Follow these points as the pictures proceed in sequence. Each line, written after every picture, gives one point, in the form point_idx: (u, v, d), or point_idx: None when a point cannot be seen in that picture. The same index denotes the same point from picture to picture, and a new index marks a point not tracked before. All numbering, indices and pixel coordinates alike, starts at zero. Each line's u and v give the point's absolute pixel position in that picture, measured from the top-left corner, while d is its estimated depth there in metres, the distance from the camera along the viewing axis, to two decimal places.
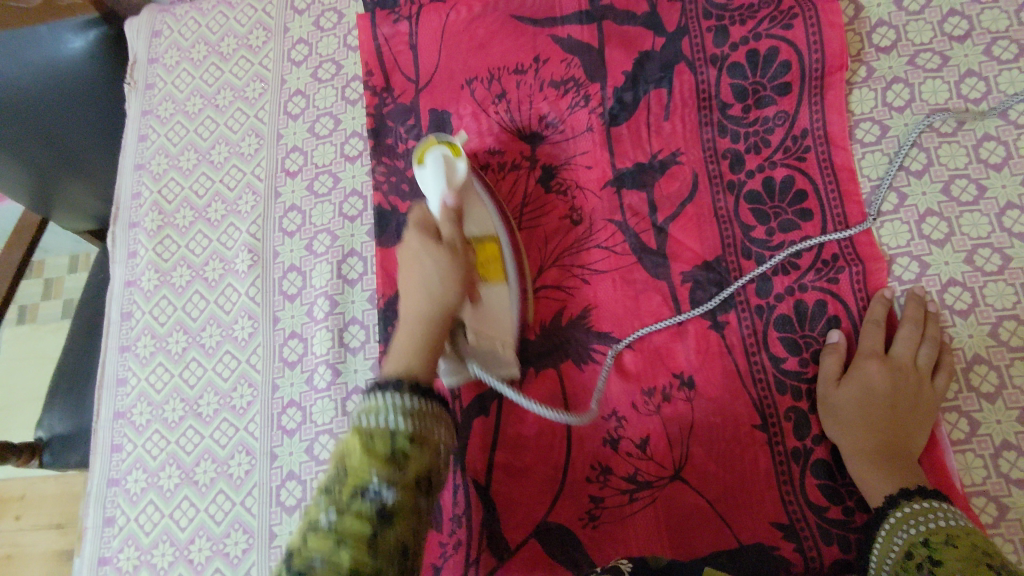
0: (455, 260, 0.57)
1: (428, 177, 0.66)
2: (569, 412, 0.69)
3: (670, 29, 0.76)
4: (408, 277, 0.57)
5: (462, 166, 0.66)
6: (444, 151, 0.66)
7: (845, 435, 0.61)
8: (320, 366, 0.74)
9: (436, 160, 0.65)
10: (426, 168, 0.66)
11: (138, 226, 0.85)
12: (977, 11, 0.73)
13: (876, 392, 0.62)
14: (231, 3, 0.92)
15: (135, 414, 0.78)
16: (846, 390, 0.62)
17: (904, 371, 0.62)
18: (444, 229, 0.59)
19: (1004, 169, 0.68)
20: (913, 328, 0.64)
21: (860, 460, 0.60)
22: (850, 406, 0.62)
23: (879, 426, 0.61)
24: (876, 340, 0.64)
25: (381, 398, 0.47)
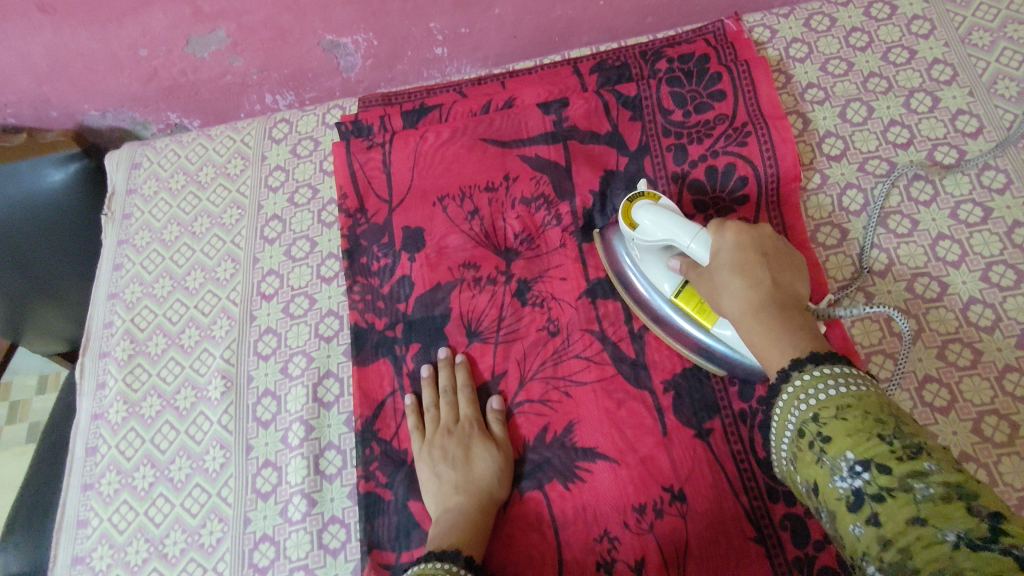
0: (746, 284, 0.57)
1: (647, 232, 0.64)
2: (559, 534, 0.65)
3: (632, 148, 0.80)
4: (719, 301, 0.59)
5: (665, 200, 0.67)
6: (647, 201, 0.65)
7: (745, 322, 0.56)
8: (295, 496, 0.71)
9: (648, 213, 0.64)
10: (642, 226, 0.64)
11: (108, 356, 0.84)
12: (915, 121, 0.78)
13: (770, 258, 0.59)
14: (210, 135, 0.96)
15: (95, 558, 0.73)
16: (736, 262, 0.58)
17: (784, 252, 0.60)
18: (718, 250, 0.59)
19: (962, 265, 0.70)
20: (736, 241, 0.59)
21: (756, 344, 0.55)
22: (738, 287, 0.57)
23: (777, 306, 0.55)
24: (755, 232, 0.60)
25: (435, 566, 0.58)
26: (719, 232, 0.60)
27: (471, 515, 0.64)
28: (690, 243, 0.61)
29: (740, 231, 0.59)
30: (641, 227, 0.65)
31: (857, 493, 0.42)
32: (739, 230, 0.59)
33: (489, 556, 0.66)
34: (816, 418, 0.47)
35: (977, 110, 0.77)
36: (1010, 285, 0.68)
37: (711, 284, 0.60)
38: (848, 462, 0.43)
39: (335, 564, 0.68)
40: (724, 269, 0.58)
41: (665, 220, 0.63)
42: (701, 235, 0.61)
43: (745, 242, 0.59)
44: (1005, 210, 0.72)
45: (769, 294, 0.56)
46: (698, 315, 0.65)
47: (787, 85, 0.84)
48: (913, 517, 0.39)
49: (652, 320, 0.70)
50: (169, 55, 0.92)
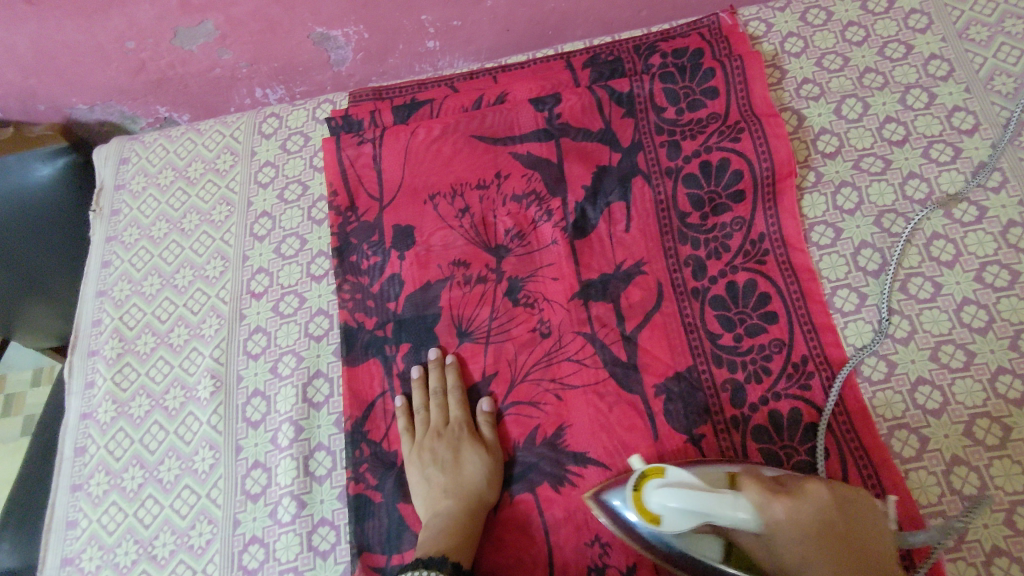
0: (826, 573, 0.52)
1: (673, 522, 0.54)
2: (549, 536, 0.65)
3: (625, 145, 0.79)
4: None
5: (675, 473, 0.56)
6: (657, 479, 0.56)
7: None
8: (284, 498, 0.71)
9: (660, 506, 0.54)
10: (659, 513, 0.54)
11: (97, 354, 0.83)
12: (912, 118, 0.77)
13: (831, 518, 0.52)
14: (200, 130, 0.95)
15: (85, 559, 0.72)
16: (800, 541, 0.52)
17: (845, 495, 0.54)
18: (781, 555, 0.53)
19: (955, 265, 0.69)
20: (795, 520, 0.52)
21: None
22: (824, 574, 0.52)
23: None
24: (811, 516, 0.52)
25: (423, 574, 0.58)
26: (766, 506, 0.52)
27: (461, 519, 0.64)
28: (733, 515, 0.52)
29: (793, 504, 0.52)
30: (664, 521, 0.54)
31: None
32: (795, 509, 0.52)
33: (480, 558, 0.66)
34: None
35: (973, 106, 0.76)
36: (1004, 286, 0.67)
37: (775, 559, 0.53)
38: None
39: (324, 566, 0.67)
40: (797, 557, 0.52)
41: (693, 513, 0.53)
42: (743, 506, 0.52)
43: (805, 522, 0.52)
44: (1001, 209, 0.71)
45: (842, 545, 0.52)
46: (741, 564, 0.56)
47: (782, 81, 0.83)
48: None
49: (647, 553, 0.59)
50: (157, 48, 0.90)
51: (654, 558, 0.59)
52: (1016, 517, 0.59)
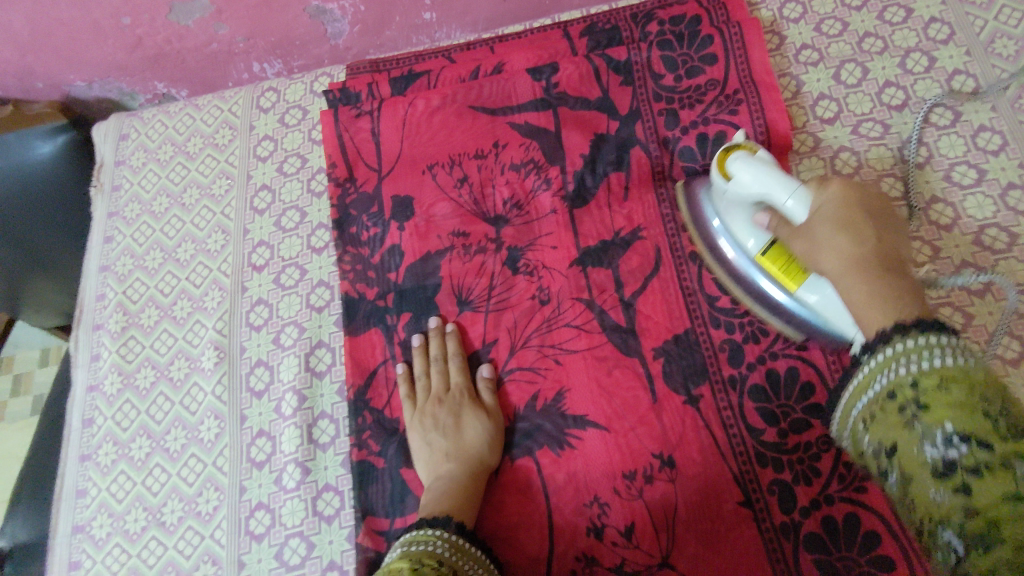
0: (852, 250, 0.54)
1: (742, 182, 0.62)
2: (549, 499, 0.66)
3: (623, 113, 0.79)
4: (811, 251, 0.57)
5: (762, 152, 0.63)
6: (743, 151, 0.64)
7: (847, 279, 0.54)
8: (289, 465, 0.72)
9: (740, 160, 0.62)
10: (738, 176, 0.62)
11: (101, 329, 0.84)
12: (911, 82, 0.77)
13: (868, 201, 0.56)
14: (198, 105, 0.95)
15: (95, 527, 0.74)
16: (836, 213, 0.55)
17: (885, 208, 0.57)
18: (819, 210, 0.56)
19: (954, 229, 0.70)
20: (843, 197, 0.56)
21: (852, 303, 0.54)
22: (835, 246, 0.55)
23: (875, 261, 0.53)
24: (859, 200, 0.56)
25: (427, 533, 0.59)
26: (821, 187, 0.57)
27: (463, 481, 0.65)
28: (787, 200, 0.59)
29: (845, 186, 0.56)
30: (734, 178, 0.63)
31: (950, 464, 0.40)
32: (844, 188, 0.56)
33: (480, 522, 0.67)
34: (915, 390, 0.45)
35: (973, 70, 0.76)
36: (1002, 249, 0.68)
37: (806, 249, 0.57)
38: (944, 433, 0.41)
39: (329, 531, 0.69)
40: (825, 224, 0.55)
41: (760, 165, 0.61)
42: (804, 188, 0.58)
43: (848, 197, 0.56)
44: (1000, 172, 0.71)
45: (874, 228, 0.55)
46: (780, 278, 0.64)
47: (780, 47, 0.82)
48: (1012, 493, 0.37)
49: (744, 291, 0.68)
50: (154, 23, 0.90)
51: (756, 307, 0.67)
52: None
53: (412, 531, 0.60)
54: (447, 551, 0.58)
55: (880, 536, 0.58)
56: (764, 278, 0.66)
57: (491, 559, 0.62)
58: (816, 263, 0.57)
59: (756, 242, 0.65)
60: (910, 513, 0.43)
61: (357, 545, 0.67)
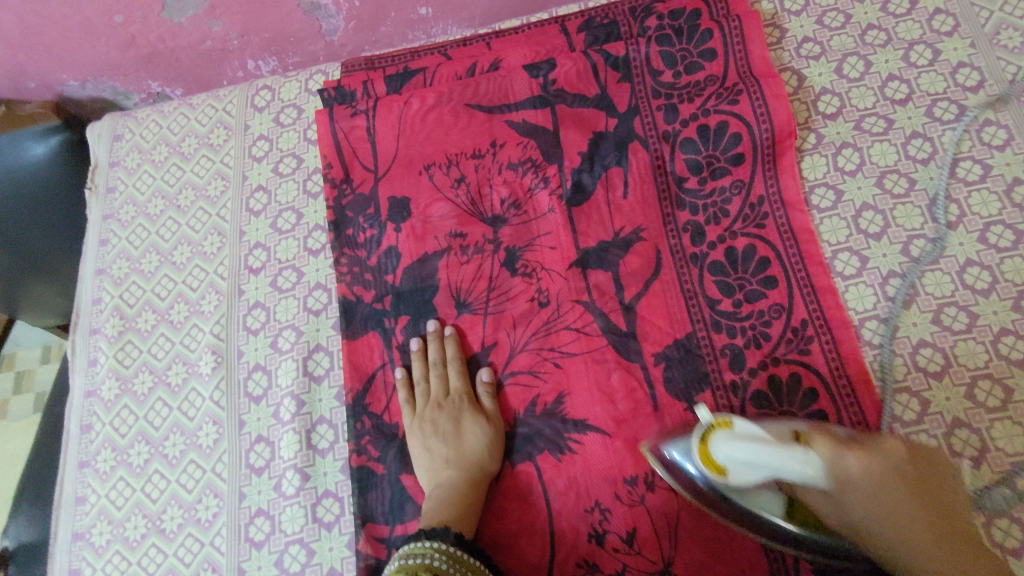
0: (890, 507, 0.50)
1: (742, 475, 0.53)
2: (550, 505, 0.66)
3: (621, 110, 0.77)
4: (845, 512, 0.52)
5: (742, 425, 0.54)
6: (722, 432, 0.54)
7: (901, 544, 0.51)
8: (288, 471, 0.71)
9: (726, 443, 0.53)
10: (727, 465, 0.53)
11: (98, 333, 0.84)
12: (915, 75, 0.75)
13: (894, 459, 0.52)
14: (192, 104, 0.94)
15: (95, 534, 0.74)
16: (869, 493, 0.51)
17: (920, 456, 0.53)
18: (842, 464, 0.51)
19: (959, 227, 0.68)
20: (869, 469, 0.51)
21: (913, 558, 0.50)
22: (875, 519, 0.51)
23: (935, 531, 0.50)
24: (864, 445, 0.53)
25: (425, 545, 0.58)
26: (837, 456, 0.51)
27: (463, 489, 0.65)
28: (799, 469, 0.51)
29: (864, 453, 0.52)
30: (732, 474, 0.53)
31: None
32: (864, 457, 0.52)
33: (481, 528, 0.66)
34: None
35: (978, 62, 0.74)
36: (1008, 246, 0.66)
37: (839, 512, 0.52)
38: None
39: (330, 537, 0.68)
40: (860, 491, 0.51)
41: (764, 451, 0.51)
42: (814, 461, 0.51)
43: (876, 468, 0.51)
44: (1006, 167, 0.69)
45: (901, 479, 0.51)
46: (804, 528, 0.54)
47: (781, 40, 0.81)
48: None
49: (724, 519, 0.59)
50: (145, 21, 0.89)
51: (695, 499, 0.60)
52: (1016, 480, 0.59)
53: (411, 543, 0.60)
54: (444, 564, 0.57)
55: None
56: (707, 483, 0.57)
57: (491, 569, 0.61)
58: (858, 532, 0.52)
59: (769, 508, 0.54)
60: None
61: (357, 552, 0.66)
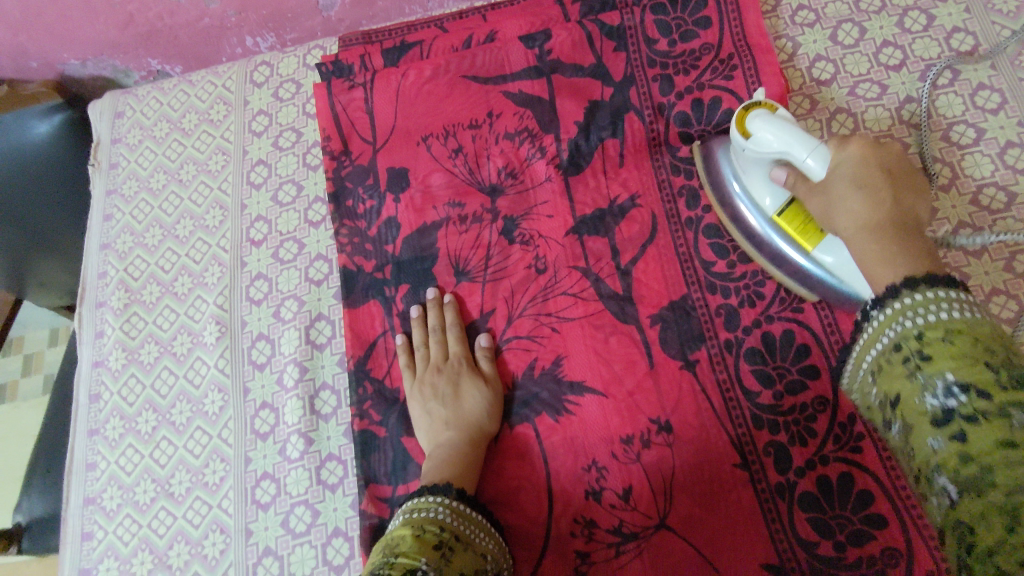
0: (866, 203, 0.53)
1: (761, 142, 0.60)
2: (548, 464, 0.67)
3: (617, 79, 0.78)
4: (828, 201, 0.56)
5: (781, 112, 0.61)
6: (762, 110, 0.62)
7: (860, 238, 0.53)
8: (292, 436, 0.73)
9: (757, 119, 0.61)
10: (754, 133, 0.61)
11: (105, 305, 0.85)
12: (909, 41, 0.76)
13: (892, 164, 0.54)
14: (192, 81, 0.95)
15: (106, 499, 0.76)
16: (858, 166, 0.54)
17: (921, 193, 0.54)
18: (841, 150, 0.55)
19: (951, 189, 0.69)
20: (864, 157, 0.54)
21: (865, 262, 0.52)
22: (851, 210, 0.54)
23: (895, 228, 0.52)
24: (879, 154, 0.55)
25: (429, 500, 0.60)
26: (842, 146, 0.55)
27: (462, 448, 0.66)
28: (806, 157, 0.57)
29: (867, 147, 0.55)
30: (755, 136, 0.61)
31: (947, 412, 0.40)
32: (864, 150, 0.55)
33: (482, 487, 0.68)
34: (920, 333, 0.44)
35: (972, 27, 0.75)
36: (1000, 208, 0.67)
37: (827, 201, 0.56)
38: (944, 382, 0.40)
39: (334, 498, 0.70)
40: (843, 183, 0.54)
41: (781, 126, 0.59)
42: (821, 149, 0.56)
43: (871, 160, 0.54)
44: (998, 130, 0.70)
45: (891, 186, 0.53)
46: (796, 237, 0.64)
47: (776, 8, 0.81)
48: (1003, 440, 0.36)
49: (776, 267, 0.67)
50: None
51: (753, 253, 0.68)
52: None
53: (414, 498, 0.61)
54: (448, 517, 0.59)
55: (873, 496, 0.60)
56: (757, 218, 0.67)
57: (492, 524, 0.63)
58: (836, 215, 0.56)
59: (773, 201, 0.64)
60: (908, 460, 0.43)
61: (361, 512, 0.68)
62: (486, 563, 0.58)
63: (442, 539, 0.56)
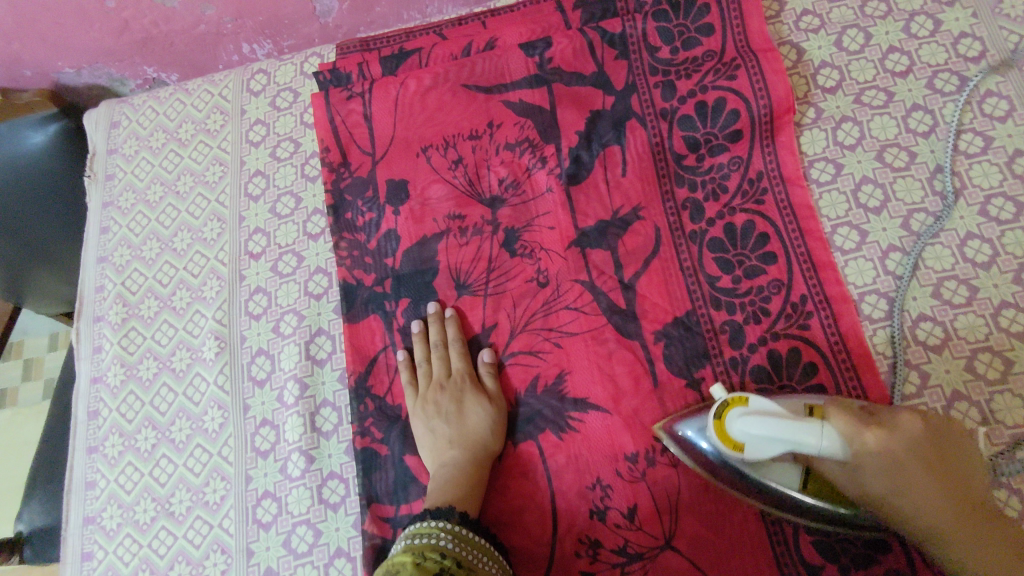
0: (921, 496, 0.50)
1: (757, 450, 0.53)
2: (552, 483, 0.66)
3: (619, 88, 0.77)
4: (879, 497, 0.51)
5: (759, 403, 0.55)
6: (738, 408, 0.55)
7: (923, 517, 0.51)
8: (293, 454, 0.72)
9: (741, 422, 0.54)
10: (743, 440, 0.54)
11: (103, 320, 0.84)
12: (916, 47, 0.74)
13: (920, 445, 0.51)
14: (188, 90, 0.94)
15: (106, 518, 0.75)
16: (891, 468, 0.50)
17: (939, 426, 0.53)
18: (867, 464, 0.50)
19: (960, 199, 0.68)
20: (896, 441, 0.51)
21: (954, 556, 0.51)
22: (891, 490, 0.51)
23: (963, 522, 0.50)
24: (889, 423, 0.52)
25: (431, 525, 0.59)
26: (856, 433, 0.50)
27: (465, 469, 0.65)
28: (818, 443, 0.50)
29: (882, 432, 0.51)
30: (747, 446, 0.54)
31: None
32: (890, 437, 0.51)
33: (485, 507, 0.67)
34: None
35: (980, 32, 0.73)
36: (1009, 219, 0.66)
37: (861, 488, 0.52)
38: None
39: (335, 518, 0.69)
40: (880, 462, 0.50)
41: (778, 423, 0.51)
42: (830, 435, 0.50)
43: (893, 445, 0.51)
44: (1007, 139, 0.69)
45: (923, 457, 0.51)
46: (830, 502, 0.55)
47: (780, 13, 0.80)
48: None
49: (722, 484, 0.60)
50: (138, 6, 0.88)
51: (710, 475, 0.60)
52: (1014, 451, 0.59)
53: (416, 522, 0.60)
54: (450, 542, 0.58)
55: None
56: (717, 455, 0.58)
57: (496, 547, 0.62)
58: (882, 507, 0.52)
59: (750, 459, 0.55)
60: None
61: (363, 532, 0.67)
62: None
63: (444, 566, 0.55)
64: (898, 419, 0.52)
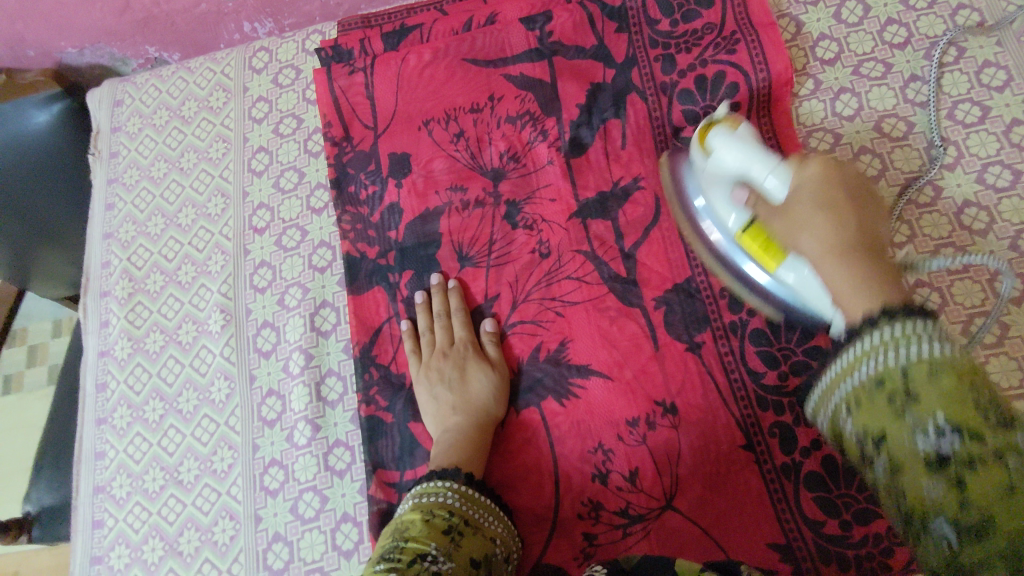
0: (837, 231, 0.47)
1: (725, 156, 0.62)
2: (555, 447, 0.67)
3: (619, 60, 0.77)
4: (787, 211, 0.51)
5: (743, 128, 0.62)
6: (725, 127, 0.63)
7: (827, 262, 0.46)
8: (299, 423, 0.73)
9: (722, 138, 0.62)
10: (716, 150, 0.63)
11: (109, 295, 0.85)
12: (913, 19, 0.75)
13: (850, 182, 0.50)
14: (190, 68, 0.94)
15: (115, 487, 0.76)
16: (820, 189, 0.50)
17: (866, 186, 0.51)
18: (806, 173, 0.52)
19: (956, 168, 0.69)
20: (826, 176, 0.50)
21: (836, 288, 0.45)
22: (810, 237, 0.48)
23: (860, 254, 0.45)
24: (838, 168, 0.51)
25: (438, 484, 0.60)
26: (803, 164, 0.52)
27: (469, 432, 0.66)
28: (768, 177, 0.56)
29: (824, 164, 0.51)
30: (715, 153, 0.63)
31: (942, 457, 0.33)
32: (824, 168, 0.51)
33: (489, 471, 0.68)
34: (904, 372, 0.36)
35: (978, 3, 0.74)
36: (1006, 187, 0.67)
37: (789, 228, 0.51)
38: (935, 423, 0.34)
39: (342, 484, 0.70)
40: (806, 205, 0.49)
41: (749, 146, 0.60)
42: (781, 174, 0.55)
43: (831, 177, 0.50)
44: (1004, 108, 0.70)
45: (851, 194, 0.49)
46: (759, 256, 0.61)
47: None
48: (1007, 484, 0.31)
49: (755, 296, 0.65)
50: None
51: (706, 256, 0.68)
52: None
53: (422, 483, 0.62)
54: (457, 501, 0.59)
55: None
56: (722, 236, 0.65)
57: (501, 507, 0.63)
58: (801, 248, 0.50)
59: (735, 218, 0.62)
60: (893, 503, 0.35)
61: (369, 497, 0.68)
62: (495, 547, 0.58)
63: (451, 524, 0.56)
64: (855, 169, 0.51)
